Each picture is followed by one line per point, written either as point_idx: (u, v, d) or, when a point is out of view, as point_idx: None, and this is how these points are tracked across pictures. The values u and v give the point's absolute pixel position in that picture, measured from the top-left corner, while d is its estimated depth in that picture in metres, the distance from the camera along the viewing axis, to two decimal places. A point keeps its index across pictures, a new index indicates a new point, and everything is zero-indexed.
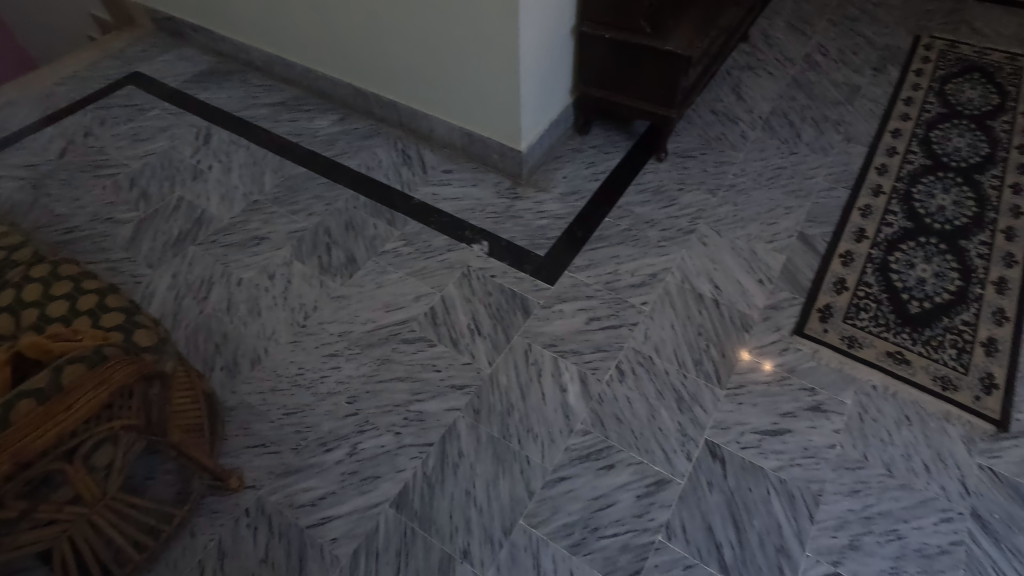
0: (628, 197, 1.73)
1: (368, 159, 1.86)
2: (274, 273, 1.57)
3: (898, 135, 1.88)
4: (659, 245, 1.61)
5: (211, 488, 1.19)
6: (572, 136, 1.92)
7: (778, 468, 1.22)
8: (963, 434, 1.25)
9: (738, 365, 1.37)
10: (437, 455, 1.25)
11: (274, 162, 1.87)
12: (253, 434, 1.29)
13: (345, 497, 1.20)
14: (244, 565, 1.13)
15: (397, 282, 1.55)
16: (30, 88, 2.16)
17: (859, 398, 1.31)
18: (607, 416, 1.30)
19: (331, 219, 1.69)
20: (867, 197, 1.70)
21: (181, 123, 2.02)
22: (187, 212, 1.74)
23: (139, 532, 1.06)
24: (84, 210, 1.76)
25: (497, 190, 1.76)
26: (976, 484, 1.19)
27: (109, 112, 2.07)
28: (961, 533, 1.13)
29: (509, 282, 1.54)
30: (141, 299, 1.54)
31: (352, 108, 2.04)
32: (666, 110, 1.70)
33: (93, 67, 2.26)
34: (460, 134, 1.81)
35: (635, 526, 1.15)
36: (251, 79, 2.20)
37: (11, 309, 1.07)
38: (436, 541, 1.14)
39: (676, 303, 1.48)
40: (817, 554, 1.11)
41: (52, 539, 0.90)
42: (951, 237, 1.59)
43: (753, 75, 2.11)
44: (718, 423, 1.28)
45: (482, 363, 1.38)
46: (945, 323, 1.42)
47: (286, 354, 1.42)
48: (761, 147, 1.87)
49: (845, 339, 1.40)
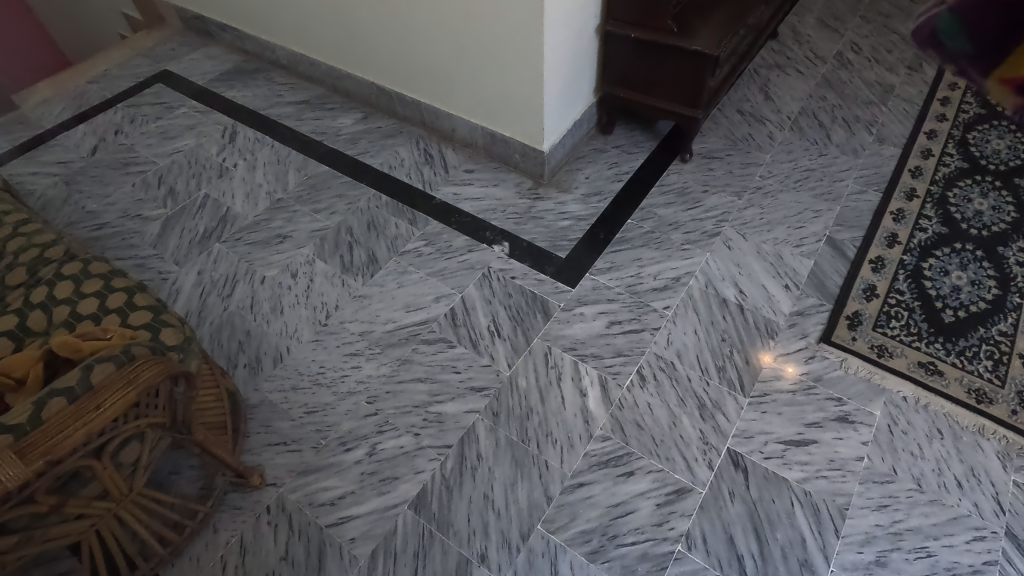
0: (651, 199, 1.71)
1: (391, 159, 1.87)
2: (297, 272, 1.59)
3: (934, 136, 1.82)
4: (683, 248, 1.58)
5: (234, 484, 1.21)
6: (595, 136, 1.90)
7: (803, 480, 1.20)
8: (998, 449, 1.21)
9: (762, 371, 1.35)
10: (455, 457, 1.25)
11: (298, 161, 1.88)
12: (274, 431, 1.31)
13: (364, 497, 1.21)
14: (264, 561, 1.14)
15: (418, 283, 1.55)
16: (63, 86, 2.21)
17: (888, 409, 1.27)
18: (627, 422, 1.28)
19: (353, 218, 1.70)
20: (900, 201, 1.65)
21: (208, 121, 2.05)
22: (213, 210, 1.76)
23: (164, 527, 1.08)
24: (114, 206, 1.80)
25: (518, 191, 1.75)
26: (1011, 502, 1.14)
27: (139, 110, 2.11)
28: (995, 553, 1.09)
29: (529, 284, 1.53)
30: (167, 296, 1.56)
31: (376, 106, 2.04)
32: (692, 110, 1.67)
33: (124, 66, 2.30)
34: (483, 134, 1.81)
35: (654, 535, 1.14)
36: (276, 77, 2.22)
37: (43, 306, 1.10)
38: (454, 544, 1.14)
39: (699, 308, 1.46)
40: (843, 570, 1.09)
41: (80, 533, 0.93)
42: (988, 243, 1.54)
43: (782, 74, 2.06)
44: (741, 431, 1.26)
45: (502, 366, 1.38)
46: (980, 334, 1.37)
47: (307, 353, 1.43)
48: (789, 148, 1.82)
49: (874, 348, 1.36)
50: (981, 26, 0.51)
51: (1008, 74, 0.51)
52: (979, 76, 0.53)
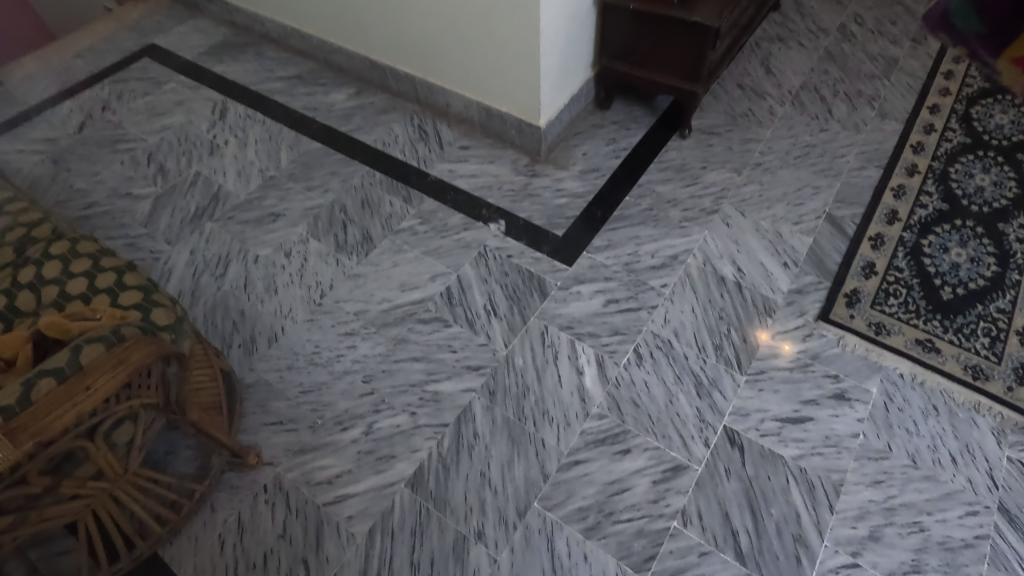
0: (649, 175, 1.69)
1: (384, 135, 1.83)
2: (290, 251, 1.57)
3: (937, 111, 1.79)
4: (681, 225, 1.57)
5: (231, 464, 1.21)
6: (593, 111, 1.86)
7: (798, 457, 1.20)
8: (993, 426, 1.21)
9: (759, 349, 1.34)
10: (452, 436, 1.25)
11: (291, 138, 1.85)
12: (270, 411, 1.31)
13: (360, 476, 1.21)
14: (262, 539, 1.15)
15: (413, 262, 1.53)
16: (48, 61, 2.16)
17: (884, 385, 1.28)
18: (624, 400, 1.28)
19: (347, 196, 1.68)
20: (901, 177, 1.63)
21: (197, 97, 2.00)
22: (204, 188, 1.73)
23: (161, 506, 1.09)
24: (104, 184, 1.77)
25: (515, 167, 1.73)
26: (1005, 477, 1.15)
27: (126, 86, 2.06)
28: (987, 527, 1.10)
29: (526, 263, 1.51)
30: (160, 276, 1.54)
31: (369, 81, 2.00)
32: (691, 85, 1.64)
33: (110, 40, 2.24)
34: (478, 109, 1.77)
35: (650, 511, 1.14)
36: (266, 51, 2.17)
37: (32, 287, 1.09)
38: (451, 522, 1.15)
39: (697, 286, 1.45)
40: (836, 545, 1.10)
41: (76, 512, 0.93)
42: (989, 220, 1.52)
43: (784, 47, 2.02)
44: (738, 409, 1.26)
45: (499, 345, 1.37)
46: (978, 311, 1.37)
47: (302, 332, 1.42)
48: (790, 123, 1.79)
49: (872, 326, 1.36)
50: (996, 13, 0.70)
51: (1016, 54, 0.70)
52: (989, 56, 0.72)
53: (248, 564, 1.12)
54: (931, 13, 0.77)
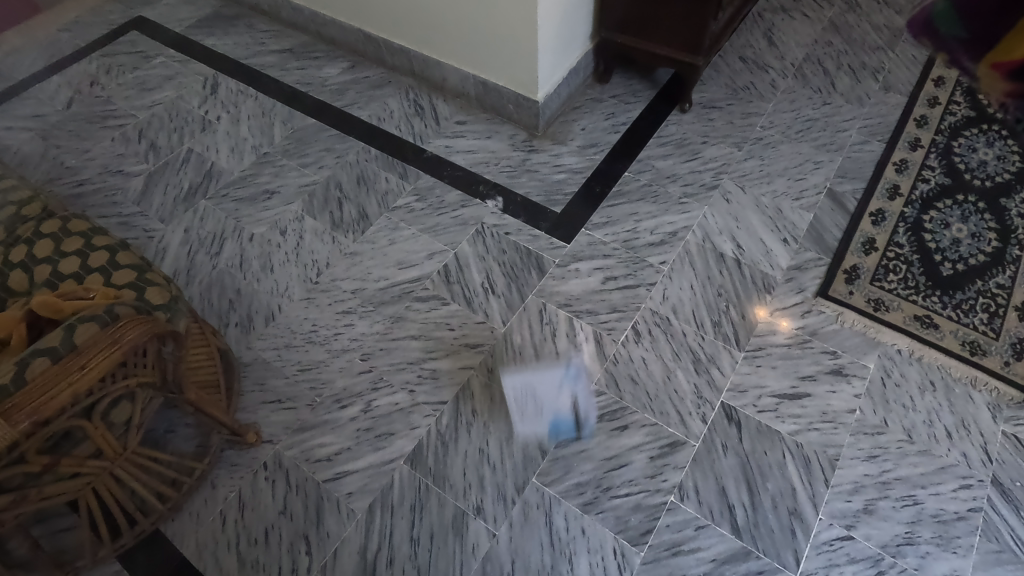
0: (649, 150, 1.66)
1: (379, 110, 1.80)
2: (285, 229, 1.55)
3: (942, 83, 1.76)
4: (680, 202, 1.55)
5: (230, 442, 1.21)
6: (592, 85, 1.83)
7: (795, 432, 1.21)
8: (989, 401, 1.22)
9: (757, 325, 1.34)
10: (451, 413, 1.25)
11: (284, 113, 1.81)
12: (268, 390, 1.30)
13: (359, 453, 1.22)
14: (263, 515, 1.16)
15: (410, 239, 1.52)
16: (34, 35, 2.11)
17: (882, 361, 1.28)
18: (622, 377, 1.28)
19: (342, 172, 1.65)
20: (903, 152, 1.61)
21: (188, 71, 1.96)
22: (197, 165, 1.71)
23: (162, 484, 1.09)
24: (94, 162, 1.74)
25: (512, 143, 1.70)
26: (999, 451, 1.16)
27: (115, 60, 2.01)
28: (980, 500, 1.11)
29: (523, 240, 1.50)
30: (154, 254, 1.53)
31: (363, 55, 1.95)
32: (692, 57, 1.60)
33: (96, 12, 2.18)
34: (475, 83, 1.73)
35: (648, 486, 1.16)
36: (257, 24, 2.11)
37: (24, 266, 1.07)
38: (450, 497, 1.16)
39: (696, 263, 1.44)
40: (831, 518, 1.11)
41: (77, 490, 0.93)
42: (991, 195, 1.51)
43: (787, 18, 1.97)
44: (736, 385, 1.26)
45: (496, 322, 1.37)
46: (978, 287, 1.36)
47: (299, 311, 1.41)
48: (792, 97, 1.76)
49: (871, 302, 1.35)
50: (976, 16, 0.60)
51: (997, 59, 0.59)
52: (970, 62, 0.62)
53: (249, 539, 1.14)
54: (916, 16, 0.68)
